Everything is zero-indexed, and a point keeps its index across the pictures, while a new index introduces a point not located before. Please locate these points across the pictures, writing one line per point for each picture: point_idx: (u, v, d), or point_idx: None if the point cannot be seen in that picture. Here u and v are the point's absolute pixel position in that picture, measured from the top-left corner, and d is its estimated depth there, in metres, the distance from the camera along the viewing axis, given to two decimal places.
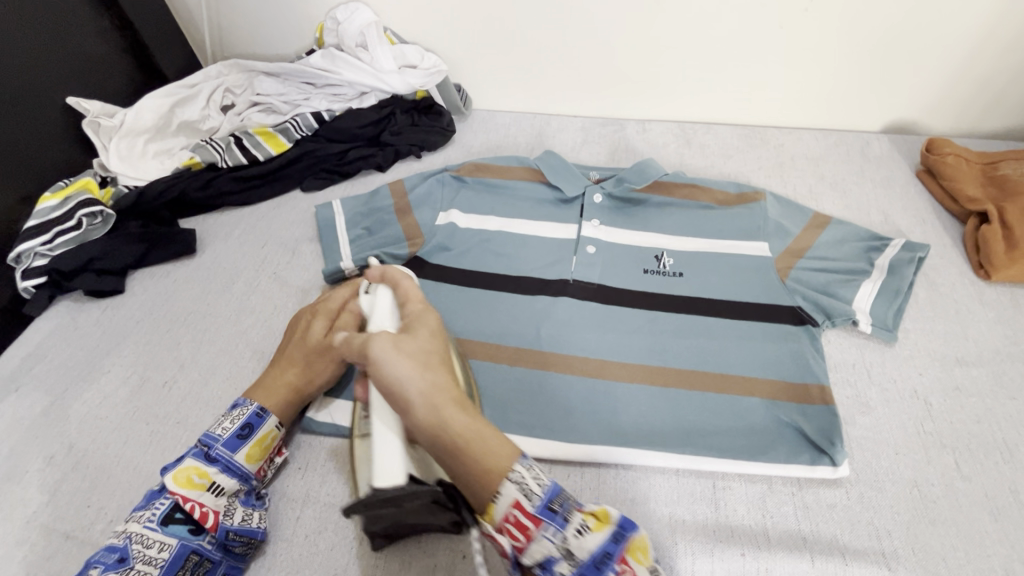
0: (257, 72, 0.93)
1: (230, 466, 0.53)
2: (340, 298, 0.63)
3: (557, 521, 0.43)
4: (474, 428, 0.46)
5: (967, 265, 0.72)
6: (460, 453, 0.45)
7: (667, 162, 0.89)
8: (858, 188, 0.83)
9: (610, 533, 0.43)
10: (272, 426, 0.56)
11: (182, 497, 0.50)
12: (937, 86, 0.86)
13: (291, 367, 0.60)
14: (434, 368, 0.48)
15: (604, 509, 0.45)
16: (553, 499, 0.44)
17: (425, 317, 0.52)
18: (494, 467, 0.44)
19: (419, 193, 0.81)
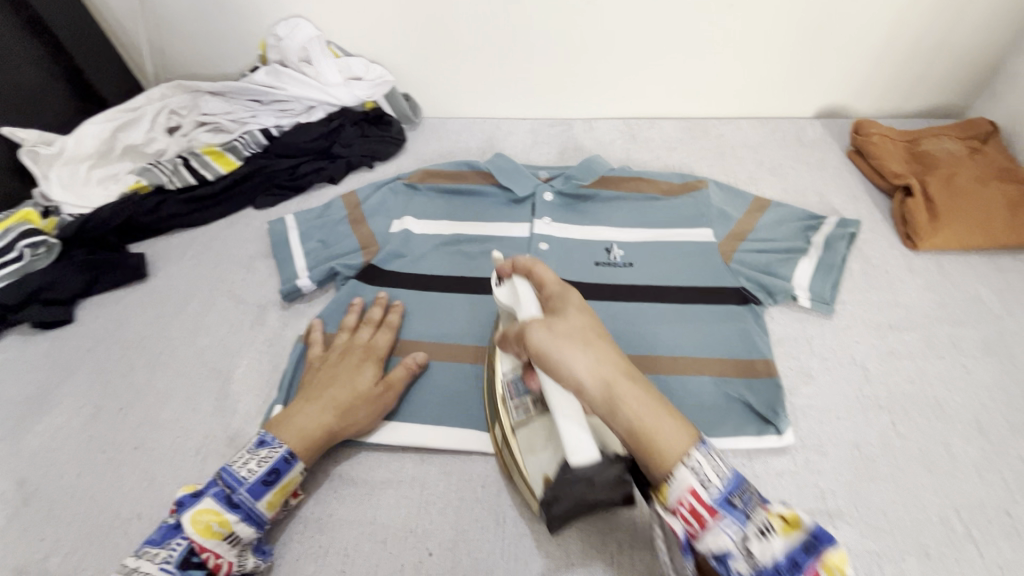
0: (202, 92, 0.93)
1: (250, 513, 0.50)
2: (385, 344, 0.65)
3: (736, 514, 0.39)
4: (652, 406, 0.43)
5: (897, 237, 0.77)
6: (642, 439, 0.42)
7: (613, 157, 0.92)
8: (795, 171, 0.87)
9: (802, 542, 0.38)
10: (298, 471, 0.54)
11: (199, 546, 0.47)
12: (860, 72, 0.91)
13: (332, 408, 0.57)
14: (596, 344, 0.46)
15: (795, 514, 0.40)
16: (735, 493, 0.40)
17: (568, 297, 0.50)
18: (670, 454, 0.41)
19: (373, 202, 0.82)
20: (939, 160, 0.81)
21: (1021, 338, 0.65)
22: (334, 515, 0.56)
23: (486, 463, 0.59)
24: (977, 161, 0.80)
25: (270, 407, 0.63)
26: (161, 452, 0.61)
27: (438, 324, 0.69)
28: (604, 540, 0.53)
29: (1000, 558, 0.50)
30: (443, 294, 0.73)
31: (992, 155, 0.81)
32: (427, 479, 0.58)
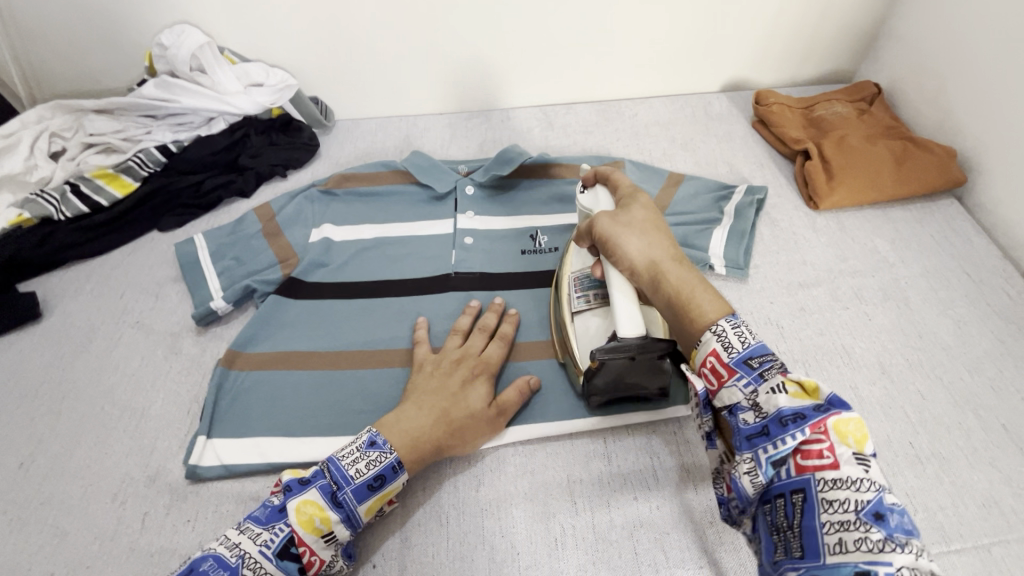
0: (86, 111, 0.86)
1: (351, 515, 0.49)
2: (496, 358, 0.60)
3: (753, 377, 0.44)
4: (692, 281, 0.50)
5: (800, 199, 0.81)
6: (679, 304, 0.49)
7: (532, 146, 0.92)
8: (706, 144, 0.91)
9: (813, 402, 0.41)
10: (401, 482, 0.51)
11: (300, 537, 0.47)
12: (756, 44, 0.95)
13: (443, 422, 0.53)
14: (651, 232, 0.54)
15: (813, 383, 0.42)
16: (754, 356, 0.45)
17: (637, 196, 0.58)
18: (700, 319, 0.48)
19: (288, 212, 0.78)
20: (832, 123, 0.86)
21: (913, 282, 0.71)
22: None
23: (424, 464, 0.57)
24: (865, 121, 0.86)
25: (193, 439, 0.59)
26: (72, 503, 0.56)
27: (366, 332, 0.67)
28: (548, 526, 0.52)
29: (906, 487, 0.54)
30: (371, 300, 0.71)
31: (878, 114, 0.87)
32: None
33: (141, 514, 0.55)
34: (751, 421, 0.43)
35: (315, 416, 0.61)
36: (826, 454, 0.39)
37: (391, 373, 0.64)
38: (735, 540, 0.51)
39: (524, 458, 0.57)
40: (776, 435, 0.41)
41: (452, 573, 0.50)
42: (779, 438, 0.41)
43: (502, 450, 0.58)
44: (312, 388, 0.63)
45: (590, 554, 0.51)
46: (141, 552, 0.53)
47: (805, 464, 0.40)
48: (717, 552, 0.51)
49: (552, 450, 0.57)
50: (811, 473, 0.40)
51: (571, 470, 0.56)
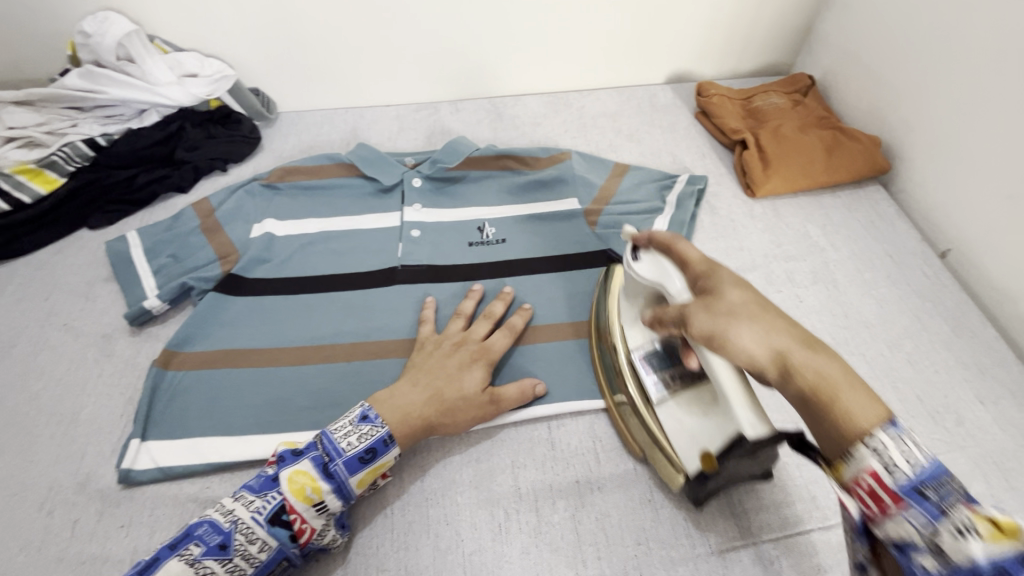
0: (4, 102, 0.81)
1: (341, 487, 0.49)
2: (501, 348, 0.60)
3: (920, 501, 0.34)
4: (834, 374, 0.39)
5: (739, 187, 0.84)
6: (822, 403, 0.38)
7: (481, 138, 0.92)
8: (650, 135, 0.92)
9: (1015, 553, 0.30)
10: (393, 456, 0.51)
11: (291, 506, 0.47)
12: (699, 37, 0.98)
13: (435, 401, 0.54)
14: (761, 317, 0.42)
15: (1010, 520, 0.31)
16: (927, 483, 0.34)
17: (720, 271, 0.46)
18: (852, 429, 0.37)
19: (227, 207, 0.76)
20: (769, 114, 0.89)
21: (841, 265, 0.75)
22: None
23: None
24: (799, 112, 0.90)
25: (127, 444, 0.57)
26: None
27: (310, 328, 0.66)
28: (492, 511, 0.53)
29: None
30: (315, 296, 0.70)
31: (812, 105, 0.91)
32: None
33: (70, 522, 0.53)
34: (931, 570, 0.33)
35: (257, 414, 0.59)
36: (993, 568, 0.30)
37: (335, 367, 0.63)
38: (672, 516, 0.53)
39: (470, 446, 0.57)
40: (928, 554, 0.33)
41: (396, 563, 0.50)
42: (903, 515, 0.34)
43: (448, 440, 0.58)
44: (254, 386, 0.62)
45: (533, 536, 0.52)
46: (70, 562, 0.51)
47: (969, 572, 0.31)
48: (655, 528, 0.53)
49: (496, 436, 0.58)
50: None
51: (516, 455, 0.57)
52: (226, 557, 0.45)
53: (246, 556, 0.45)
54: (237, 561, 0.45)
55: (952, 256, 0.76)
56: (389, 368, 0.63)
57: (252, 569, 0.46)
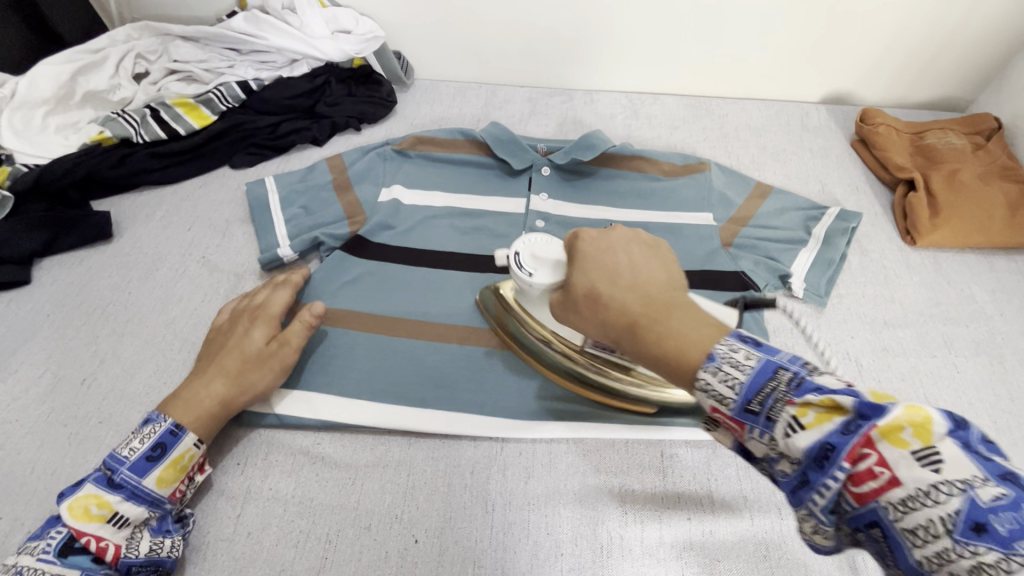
0: (172, 36, 0.85)
1: (135, 492, 0.47)
2: (281, 304, 0.59)
3: (762, 424, 0.35)
4: (673, 338, 0.38)
5: (895, 231, 0.76)
6: (658, 350, 0.39)
7: (614, 133, 0.88)
8: (798, 157, 0.85)
9: (840, 425, 0.32)
10: (190, 445, 0.50)
11: (78, 532, 0.45)
12: (870, 57, 0.88)
13: (220, 376, 0.53)
14: (604, 309, 0.43)
15: (827, 397, 0.33)
16: (752, 398, 0.35)
17: (592, 264, 0.46)
18: (686, 360, 0.37)
19: (360, 167, 0.77)
20: (943, 154, 0.80)
21: (1010, 340, 0.66)
22: (317, 501, 0.52)
23: (475, 448, 0.56)
24: (979, 157, 0.79)
25: None
26: (128, 427, 0.57)
27: (427, 302, 0.66)
28: (595, 531, 0.51)
29: None
30: (435, 271, 0.69)
31: (995, 151, 0.80)
32: (414, 464, 0.55)
33: None
34: (790, 473, 0.34)
35: (369, 380, 0.59)
36: (881, 471, 0.31)
37: (449, 348, 0.62)
38: None
39: (577, 458, 0.55)
40: (816, 482, 0.33)
41: (493, 562, 0.49)
42: (823, 484, 0.32)
43: (556, 445, 0.56)
44: (370, 351, 0.61)
45: (634, 567, 0.49)
46: None
47: (863, 491, 0.32)
48: None
49: (605, 453, 0.55)
50: (875, 499, 0.31)
51: (623, 478, 0.54)
52: None
53: None
54: None
55: None
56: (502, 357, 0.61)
57: None
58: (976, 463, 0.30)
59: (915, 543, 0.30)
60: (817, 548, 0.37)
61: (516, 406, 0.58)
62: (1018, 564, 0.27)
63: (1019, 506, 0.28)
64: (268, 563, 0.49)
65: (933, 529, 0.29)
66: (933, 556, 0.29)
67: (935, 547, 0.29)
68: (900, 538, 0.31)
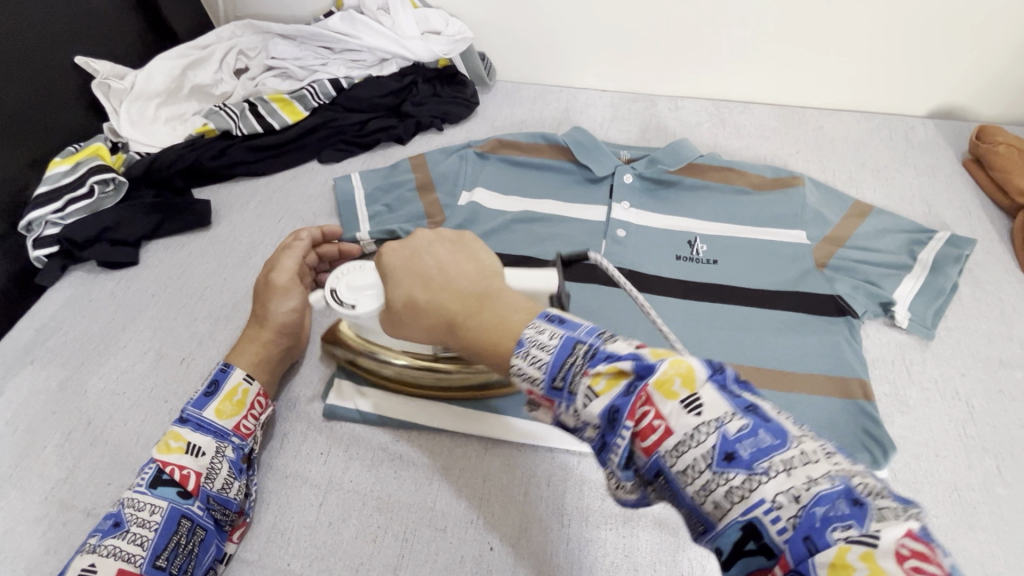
0: (271, 34, 0.89)
1: (201, 423, 0.52)
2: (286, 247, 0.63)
3: (567, 398, 0.34)
4: (488, 326, 0.39)
5: (1014, 261, 0.69)
6: (474, 343, 0.40)
7: (700, 142, 0.85)
8: (902, 176, 0.79)
9: (624, 387, 0.32)
10: (241, 379, 0.55)
11: (161, 462, 0.49)
12: (990, 69, 0.81)
13: (253, 344, 0.58)
14: (422, 311, 0.45)
15: (614, 364, 0.32)
16: (557, 374, 0.34)
17: (404, 279, 0.47)
18: (498, 348, 0.38)
19: (443, 169, 0.78)
20: None
21: None
22: (394, 497, 0.53)
23: (551, 459, 0.55)
24: None
25: (332, 379, 0.61)
26: None
27: None
28: (675, 559, 0.49)
29: None
30: None
31: None
32: (489, 470, 0.55)
33: (280, 436, 0.58)
34: (593, 438, 0.34)
35: None
36: (657, 424, 0.31)
37: None
38: None
39: None
40: (610, 441, 0.32)
41: None
42: (614, 444, 0.32)
43: None
44: None
45: None
46: (276, 471, 0.55)
47: (648, 445, 0.31)
48: None
49: None
50: (657, 451, 0.31)
51: None
52: (122, 531, 0.45)
53: (140, 522, 0.46)
54: (135, 530, 0.46)
55: None
56: None
57: (154, 533, 0.46)
58: (726, 400, 0.31)
59: (687, 483, 0.30)
60: (627, 503, 0.35)
61: None
62: (759, 483, 0.28)
63: (757, 431, 0.29)
64: (347, 554, 0.50)
65: (698, 467, 0.29)
66: (699, 490, 0.29)
67: (700, 480, 0.29)
68: (677, 482, 0.31)
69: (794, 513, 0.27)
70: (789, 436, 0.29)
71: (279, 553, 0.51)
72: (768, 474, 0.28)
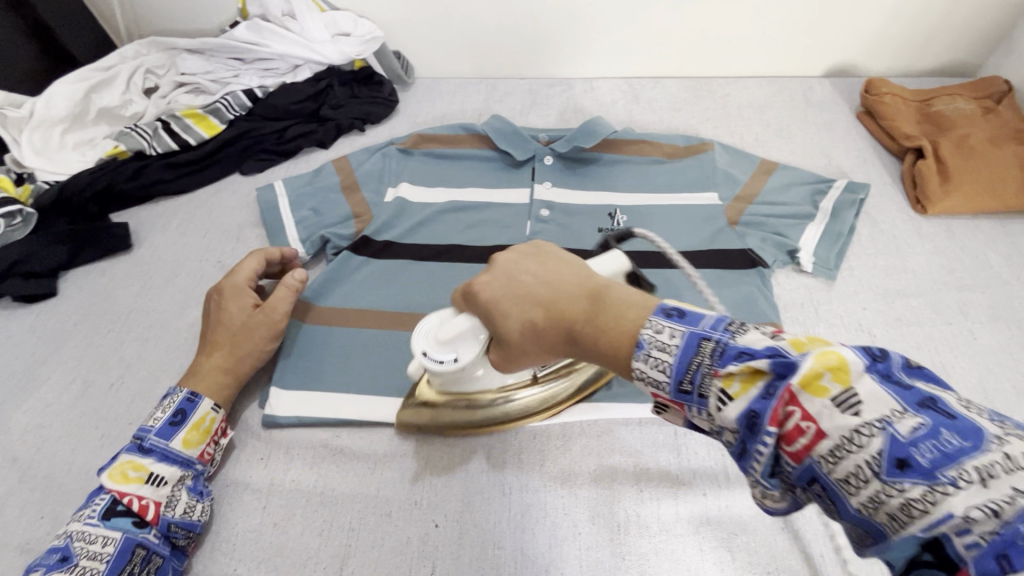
0: (179, 49, 0.88)
1: (165, 453, 0.51)
2: (246, 269, 0.63)
3: (698, 402, 0.33)
4: (609, 330, 0.37)
5: (905, 201, 0.75)
6: (601, 350, 0.38)
7: (615, 119, 0.88)
8: (803, 132, 0.84)
9: (763, 389, 0.30)
10: (209, 409, 0.55)
11: (119, 493, 0.48)
12: (873, 27, 0.87)
13: (224, 350, 0.58)
14: (535, 331, 0.42)
15: (745, 363, 0.30)
16: (683, 377, 0.33)
17: (504, 302, 0.43)
18: (621, 350, 0.36)
19: (367, 168, 0.78)
20: (953, 120, 0.78)
21: None
22: (338, 490, 0.54)
23: (490, 434, 0.57)
24: (991, 122, 0.78)
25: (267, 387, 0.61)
26: None
27: (437, 295, 0.67)
28: (612, 510, 0.52)
29: None
30: (443, 263, 0.70)
31: (1006, 115, 0.79)
32: (431, 453, 0.56)
33: None
34: (732, 443, 0.32)
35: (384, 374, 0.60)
36: (806, 426, 0.28)
37: None
38: (806, 549, 0.49)
39: (592, 441, 0.56)
40: (751, 448, 0.30)
41: (513, 544, 0.50)
42: (756, 450, 0.30)
43: (568, 429, 0.57)
44: (381, 348, 0.63)
45: (652, 543, 0.50)
46: (219, 481, 0.55)
47: (795, 450, 0.29)
48: (786, 559, 0.49)
49: (619, 434, 0.56)
50: (808, 455, 0.29)
51: (638, 456, 0.55)
52: (71, 565, 0.45)
53: (92, 555, 0.45)
54: (86, 563, 0.45)
55: None
56: None
57: (107, 564, 0.45)
58: (893, 395, 0.28)
59: (850, 492, 0.28)
60: (775, 511, 0.34)
61: None
62: (943, 495, 0.25)
63: (939, 432, 0.26)
64: (294, 551, 0.51)
65: (863, 475, 0.27)
66: (867, 501, 0.27)
67: (867, 492, 0.27)
68: (838, 490, 0.28)
69: (992, 530, 0.24)
70: (983, 438, 0.26)
71: (224, 561, 0.51)
72: (957, 485, 0.25)
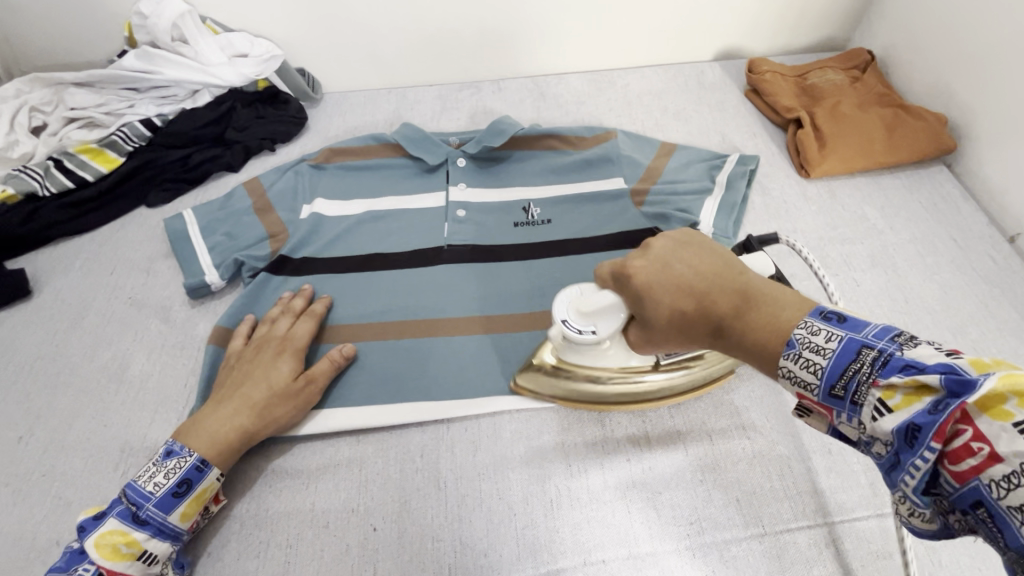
0: (65, 84, 0.84)
1: (162, 528, 0.49)
2: (305, 334, 0.61)
3: (849, 408, 0.34)
4: (761, 325, 0.39)
5: (792, 167, 0.81)
6: (746, 345, 0.39)
7: (524, 118, 0.91)
8: (698, 114, 0.90)
9: (931, 404, 0.31)
10: (214, 479, 0.51)
11: (106, 569, 0.46)
12: (750, 11, 0.94)
13: (245, 408, 0.54)
14: (675, 317, 0.43)
15: (913, 377, 0.32)
16: (835, 381, 0.34)
17: (654, 284, 0.44)
18: (770, 343, 0.38)
19: (279, 188, 0.77)
20: (825, 91, 0.86)
21: (900, 249, 0.72)
22: (272, 510, 0.54)
23: (423, 433, 0.58)
24: (858, 90, 0.86)
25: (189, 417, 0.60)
26: (73, 474, 0.57)
27: (359, 305, 0.67)
28: (544, 487, 0.54)
29: None
30: (364, 272, 0.70)
31: (870, 82, 0.87)
32: (364, 460, 0.56)
33: None
34: (882, 455, 0.33)
35: None
36: (978, 447, 0.30)
37: (385, 345, 0.63)
38: (724, 497, 0.53)
39: (522, 425, 0.58)
40: (906, 462, 0.32)
41: (452, 535, 0.51)
42: (913, 464, 0.31)
43: (498, 417, 0.59)
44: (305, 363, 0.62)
45: (584, 512, 0.52)
46: None
47: (961, 470, 0.30)
48: (707, 508, 0.52)
49: (545, 415, 0.58)
50: (974, 476, 0.30)
51: (565, 434, 0.57)
52: None
53: None
54: None
55: (1021, 241, 0.73)
56: (438, 344, 0.63)
57: None
58: None
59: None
60: (923, 533, 0.35)
61: (457, 388, 0.60)
62: None
63: None
64: None
65: None
66: None
67: None
68: (1006, 517, 0.29)
69: None
70: None
71: None
72: None
